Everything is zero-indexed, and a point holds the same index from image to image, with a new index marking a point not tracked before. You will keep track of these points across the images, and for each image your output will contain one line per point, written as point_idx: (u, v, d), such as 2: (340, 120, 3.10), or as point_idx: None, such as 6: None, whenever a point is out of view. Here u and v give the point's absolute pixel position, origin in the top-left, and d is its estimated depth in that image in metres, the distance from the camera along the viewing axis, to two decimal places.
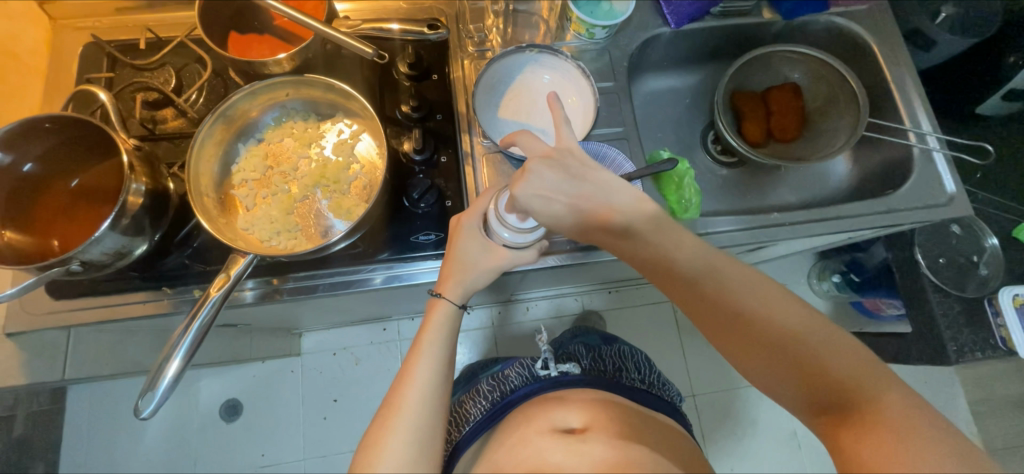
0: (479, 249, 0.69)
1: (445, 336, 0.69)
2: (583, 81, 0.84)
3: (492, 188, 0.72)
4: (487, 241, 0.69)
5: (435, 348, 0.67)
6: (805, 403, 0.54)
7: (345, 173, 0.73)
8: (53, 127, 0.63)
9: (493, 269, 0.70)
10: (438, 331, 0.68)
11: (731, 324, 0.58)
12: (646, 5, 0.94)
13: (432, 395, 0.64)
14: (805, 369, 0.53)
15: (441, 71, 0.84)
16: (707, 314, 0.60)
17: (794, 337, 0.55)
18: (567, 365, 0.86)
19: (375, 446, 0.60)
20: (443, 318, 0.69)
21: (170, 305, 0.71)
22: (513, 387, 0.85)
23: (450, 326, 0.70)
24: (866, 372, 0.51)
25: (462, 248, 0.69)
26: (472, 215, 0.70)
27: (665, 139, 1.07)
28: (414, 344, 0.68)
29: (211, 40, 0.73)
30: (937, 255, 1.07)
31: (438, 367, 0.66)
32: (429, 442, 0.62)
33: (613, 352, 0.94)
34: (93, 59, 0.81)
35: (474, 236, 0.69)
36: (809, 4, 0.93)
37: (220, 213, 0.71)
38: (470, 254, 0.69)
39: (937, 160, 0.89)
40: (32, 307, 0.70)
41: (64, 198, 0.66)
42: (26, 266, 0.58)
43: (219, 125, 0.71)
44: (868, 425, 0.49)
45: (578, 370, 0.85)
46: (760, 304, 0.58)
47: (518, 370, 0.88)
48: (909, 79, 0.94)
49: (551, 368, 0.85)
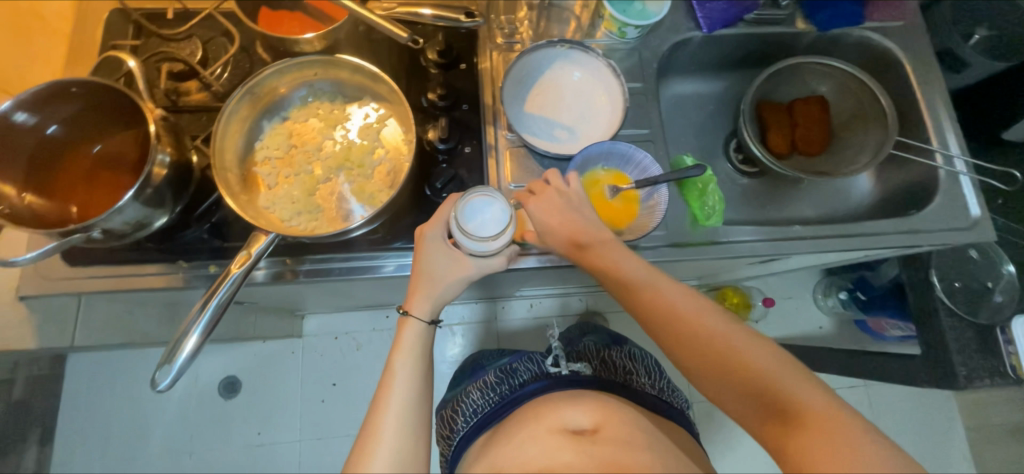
0: (439, 267, 0.68)
1: (418, 353, 0.67)
2: (613, 80, 0.84)
3: (456, 195, 0.70)
4: (448, 257, 0.67)
5: (418, 348, 0.67)
6: (747, 412, 0.54)
7: (370, 157, 0.72)
8: (79, 91, 0.62)
9: (460, 281, 0.69)
10: (413, 332, 0.68)
11: (669, 327, 0.59)
12: (679, 7, 0.93)
13: (416, 390, 0.64)
14: (730, 368, 0.55)
15: (470, 61, 0.82)
16: (645, 321, 0.62)
17: (713, 343, 0.57)
18: (577, 365, 0.87)
19: (364, 455, 0.59)
20: (413, 337, 0.68)
21: (184, 279, 0.71)
22: (522, 382, 0.86)
23: (423, 343, 0.69)
24: (791, 373, 0.53)
25: (427, 266, 0.68)
26: (431, 232, 0.68)
27: (685, 145, 1.06)
28: (385, 369, 0.66)
29: (243, 13, 0.72)
30: (952, 279, 1.07)
31: (415, 387, 0.64)
32: (415, 450, 0.61)
33: (623, 354, 0.94)
34: (118, 25, 0.79)
35: (439, 248, 0.68)
36: (842, 17, 0.93)
37: (242, 190, 0.70)
38: (435, 266, 0.68)
39: (963, 183, 0.88)
40: (47, 271, 0.70)
41: (87, 163, 0.65)
42: (47, 231, 0.57)
43: (246, 101, 0.71)
44: (803, 427, 0.49)
45: (588, 371, 0.86)
46: (699, 314, 0.59)
47: (527, 365, 0.90)
48: (940, 100, 0.93)
49: (561, 367, 0.86)
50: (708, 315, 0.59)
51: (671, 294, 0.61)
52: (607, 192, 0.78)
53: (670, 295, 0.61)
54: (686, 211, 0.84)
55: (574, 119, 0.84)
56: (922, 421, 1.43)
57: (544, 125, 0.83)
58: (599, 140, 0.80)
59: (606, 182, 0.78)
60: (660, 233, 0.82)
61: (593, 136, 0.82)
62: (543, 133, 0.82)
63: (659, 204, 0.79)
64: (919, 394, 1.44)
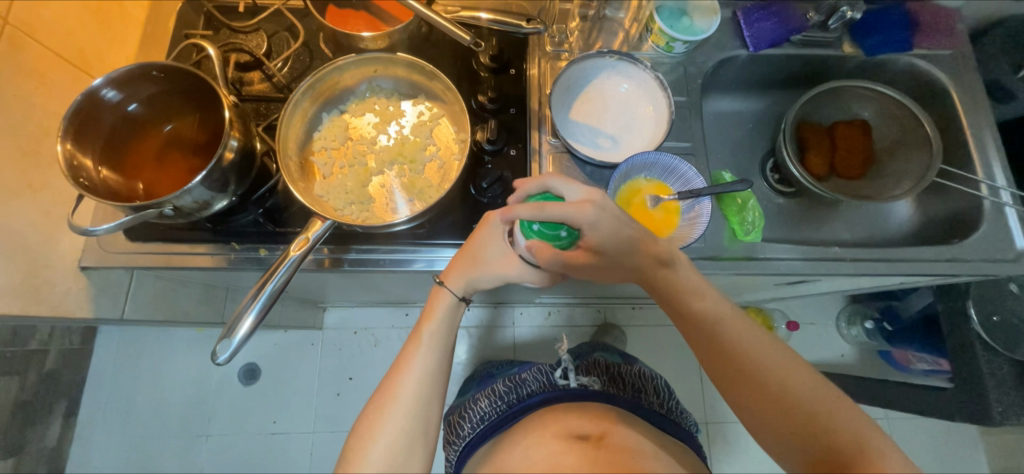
0: (492, 256, 0.67)
1: (443, 328, 0.68)
2: (661, 93, 0.85)
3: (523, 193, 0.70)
4: (504, 250, 0.67)
5: (433, 345, 0.66)
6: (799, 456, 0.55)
7: (422, 154, 0.75)
8: (160, 75, 0.65)
9: (501, 275, 0.68)
10: (436, 329, 0.67)
11: (731, 365, 0.59)
12: (725, 26, 0.95)
13: (425, 389, 0.64)
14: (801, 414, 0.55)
15: (520, 66, 0.84)
16: (704, 354, 0.62)
17: (779, 387, 0.57)
18: (586, 378, 0.86)
19: (368, 429, 0.61)
20: (445, 307, 0.68)
21: (233, 261, 0.73)
22: (530, 392, 0.85)
23: (450, 317, 0.69)
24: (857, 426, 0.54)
25: (482, 252, 0.67)
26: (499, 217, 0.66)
27: (721, 161, 1.06)
28: (411, 335, 0.67)
29: (313, 8, 0.76)
30: (991, 311, 1.02)
31: (434, 364, 0.65)
32: (423, 432, 0.62)
33: (633, 372, 0.92)
34: (191, 16, 0.83)
35: (497, 235, 0.67)
36: (892, 43, 0.94)
37: (300, 177, 0.73)
38: (488, 251, 0.67)
39: (1009, 214, 0.87)
40: (107, 244, 0.74)
41: (158, 143, 0.69)
42: (120, 204, 0.60)
43: (310, 93, 0.74)
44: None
45: (597, 385, 0.84)
46: (766, 354, 0.59)
47: (536, 376, 0.88)
48: (987, 130, 0.93)
49: (569, 379, 0.85)
50: (771, 354, 0.59)
51: (733, 331, 0.61)
52: (649, 202, 0.79)
53: (732, 332, 0.61)
54: (725, 225, 0.84)
55: (618, 129, 0.85)
56: (949, 461, 1.38)
57: (588, 132, 0.85)
58: (643, 151, 0.81)
59: (648, 191, 0.80)
60: (699, 246, 0.83)
61: (636, 147, 0.84)
62: (587, 140, 0.84)
63: (701, 215, 0.79)
64: (946, 431, 1.40)
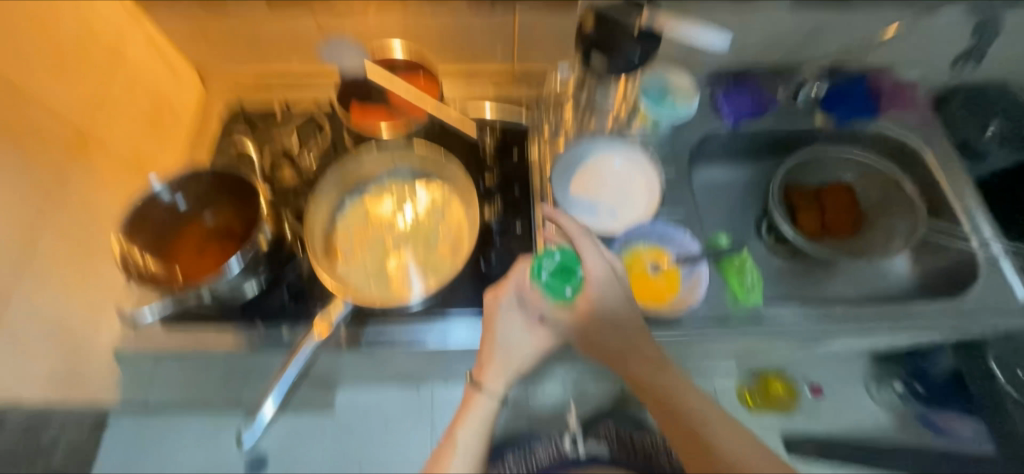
0: (510, 337, 0.72)
1: (476, 433, 0.70)
2: (651, 168, 0.92)
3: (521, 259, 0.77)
4: (523, 325, 0.73)
5: (467, 452, 0.68)
6: None
7: (434, 234, 0.83)
8: (208, 176, 0.76)
9: (533, 351, 0.73)
10: (486, 403, 0.71)
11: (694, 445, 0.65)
12: (705, 106, 1.05)
13: (476, 457, 0.69)
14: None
15: (522, 150, 0.93)
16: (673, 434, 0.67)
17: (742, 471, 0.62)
18: (595, 447, 0.90)
19: None
20: (478, 411, 0.70)
21: (256, 340, 0.77)
22: (542, 466, 0.87)
23: (485, 419, 0.71)
24: None
25: (496, 334, 0.72)
26: (511, 301, 0.73)
27: (716, 226, 1.11)
28: (443, 443, 0.69)
29: (341, 110, 0.86)
30: (1015, 366, 1.03)
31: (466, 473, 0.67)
32: None
33: (646, 439, 0.90)
34: (231, 120, 0.94)
35: (511, 317, 0.73)
36: (859, 111, 1.03)
37: (324, 259, 0.78)
38: (508, 335, 0.72)
39: (1004, 267, 0.90)
40: (142, 334, 0.78)
41: (200, 233, 0.76)
42: (162, 290, 0.68)
43: (335, 183, 0.84)
44: None
45: (607, 456, 0.88)
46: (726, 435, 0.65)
47: (546, 447, 0.90)
48: (966, 188, 0.98)
49: (579, 449, 0.89)
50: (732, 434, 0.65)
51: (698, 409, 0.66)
52: (650, 269, 0.85)
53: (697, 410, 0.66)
54: (726, 289, 0.87)
55: (615, 202, 0.90)
56: None
57: (589, 206, 0.89)
58: (641, 220, 0.88)
59: (649, 259, 0.86)
60: (704, 310, 0.85)
61: (633, 218, 0.89)
62: (589, 215, 0.88)
63: (700, 281, 0.85)
64: None
